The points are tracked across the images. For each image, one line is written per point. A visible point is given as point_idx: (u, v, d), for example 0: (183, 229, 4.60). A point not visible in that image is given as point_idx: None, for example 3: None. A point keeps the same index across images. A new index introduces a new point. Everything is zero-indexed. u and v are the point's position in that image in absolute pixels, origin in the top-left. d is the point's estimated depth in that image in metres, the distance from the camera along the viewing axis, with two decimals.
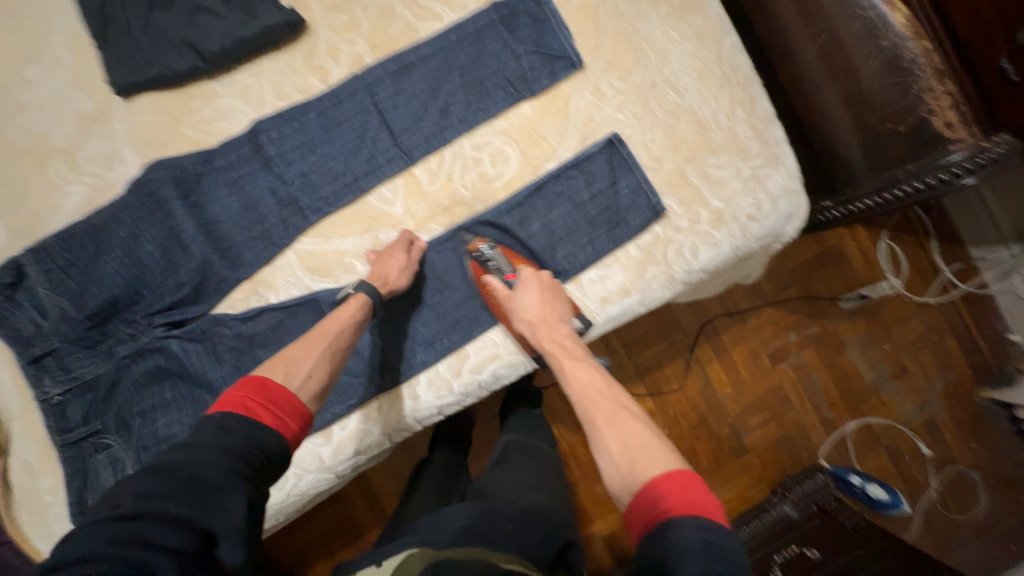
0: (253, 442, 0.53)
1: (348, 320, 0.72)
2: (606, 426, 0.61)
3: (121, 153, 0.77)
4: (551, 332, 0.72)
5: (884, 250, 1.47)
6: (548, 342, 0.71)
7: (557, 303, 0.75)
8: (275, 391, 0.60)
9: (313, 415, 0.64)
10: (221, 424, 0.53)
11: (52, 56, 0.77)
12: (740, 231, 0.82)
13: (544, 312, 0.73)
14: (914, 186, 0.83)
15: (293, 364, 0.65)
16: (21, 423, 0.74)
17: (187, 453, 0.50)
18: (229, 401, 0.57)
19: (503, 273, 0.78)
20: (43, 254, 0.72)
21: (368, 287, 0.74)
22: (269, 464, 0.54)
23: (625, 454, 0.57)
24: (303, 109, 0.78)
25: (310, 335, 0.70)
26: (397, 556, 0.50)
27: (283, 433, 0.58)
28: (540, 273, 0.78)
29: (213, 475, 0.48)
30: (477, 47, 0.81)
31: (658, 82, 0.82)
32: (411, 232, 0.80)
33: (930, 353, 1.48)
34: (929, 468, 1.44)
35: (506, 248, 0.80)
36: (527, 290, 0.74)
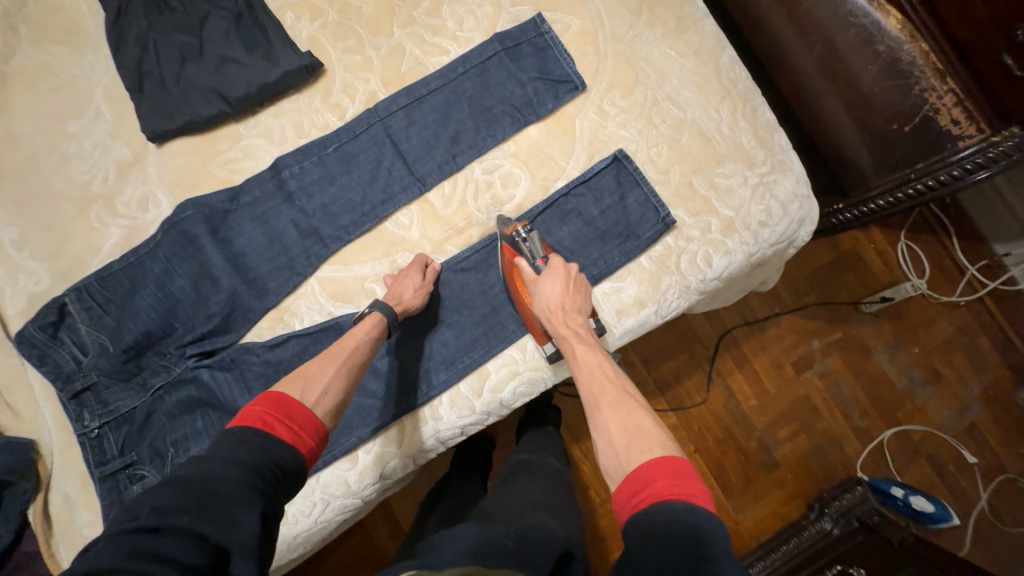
0: (269, 456, 0.55)
1: (364, 338, 0.74)
2: (609, 409, 0.61)
3: (155, 195, 0.82)
4: (568, 320, 0.70)
5: (903, 251, 1.45)
6: (564, 330, 0.69)
7: (579, 296, 0.73)
8: (293, 406, 0.62)
9: (328, 431, 0.66)
10: (238, 438, 0.55)
11: (93, 110, 0.83)
12: (751, 238, 0.83)
13: (564, 301, 0.71)
14: (923, 186, 0.81)
15: (309, 379, 0.67)
16: (61, 457, 0.77)
17: (206, 464, 0.51)
18: (247, 417, 0.59)
19: (533, 257, 0.76)
20: (83, 293, 0.76)
21: (383, 306, 0.76)
22: (282, 479, 0.55)
23: (619, 439, 0.57)
24: (322, 144, 0.83)
25: (326, 352, 0.72)
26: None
27: (299, 448, 0.59)
28: (569, 264, 0.76)
29: (226, 489, 0.49)
30: (484, 77, 0.85)
31: (660, 98, 0.85)
32: (426, 255, 0.83)
33: (963, 354, 1.43)
34: (976, 476, 1.37)
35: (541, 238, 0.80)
36: (551, 276, 0.73)
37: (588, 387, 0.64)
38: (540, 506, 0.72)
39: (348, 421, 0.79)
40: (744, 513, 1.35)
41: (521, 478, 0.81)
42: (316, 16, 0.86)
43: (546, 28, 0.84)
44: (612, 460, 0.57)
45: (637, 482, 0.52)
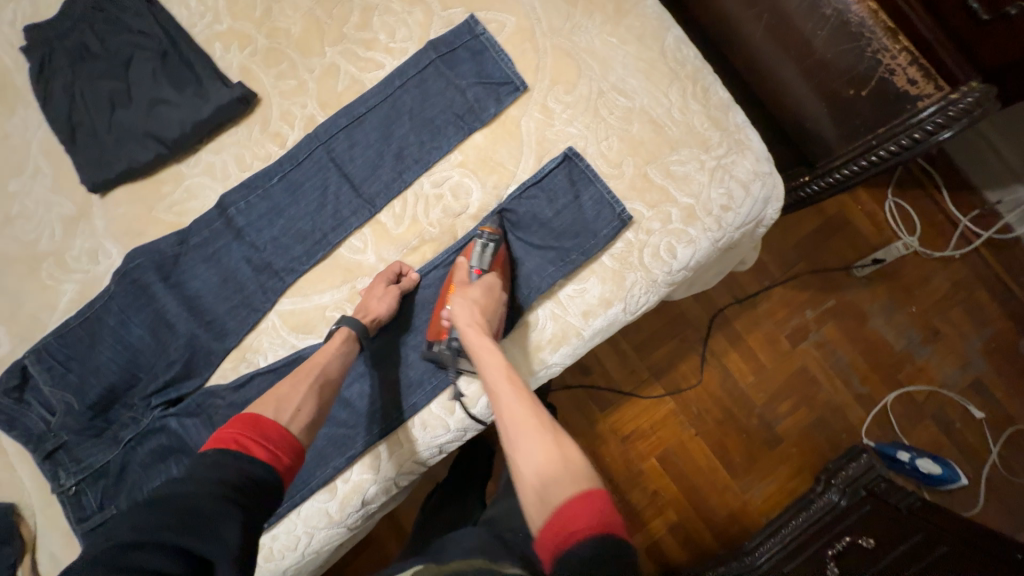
0: (246, 473, 0.57)
1: (334, 353, 0.73)
2: (535, 434, 0.60)
3: (104, 246, 0.81)
4: (483, 339, 0.70)
5: (891, 209, 1.42)
6: (479, 351, 0.69)
7: (496, 316, 0.75)
8: (269, 425, 0.63)
9: (305, 447, 0.67)
10: (213, 461, 0.56)
11: (33, 167, 0.82)
12: (714, 223, 0.80)
13: (482, 315, 0.72)
14: (886, 151, 0.77)
15: (282, 399, 0.67)
16: (44, 516, 0.76)
17: (180, 484, 0.53)
18: (222, 440, 0.61)
19: (474, 264, 0.77)
20: (43, 354, 0.76)
21: (350, 320, 0.75)
22: (263, 492, 0.58)
23: (547, 466, 0.57)
24: (266, 176, 0.81)
25: (297, 370, 0.72)
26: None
27: (274, 465, 0.61)
28: (501, 289, 0.77)
29: (205, 503, 0.51)
30: (422, 88, 0.82)
31: (605, 89, 0.82)
32: (400, 262, 0.81)
33: (962, 310, 1.39)
34: (984, 431, 1.34)
35: (500, 249, 0.80)
36: (480, 292, 0.74)
37: (509, 411, 0.63)
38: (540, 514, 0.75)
39: (322, 453, 0.79)
40: (750, 492, 1.33)
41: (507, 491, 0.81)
42: (245, 45, 0.84)
43: (480, 29, 0.82)
44: (539, 486, 0.55)
45: (564, 520, 0.51)
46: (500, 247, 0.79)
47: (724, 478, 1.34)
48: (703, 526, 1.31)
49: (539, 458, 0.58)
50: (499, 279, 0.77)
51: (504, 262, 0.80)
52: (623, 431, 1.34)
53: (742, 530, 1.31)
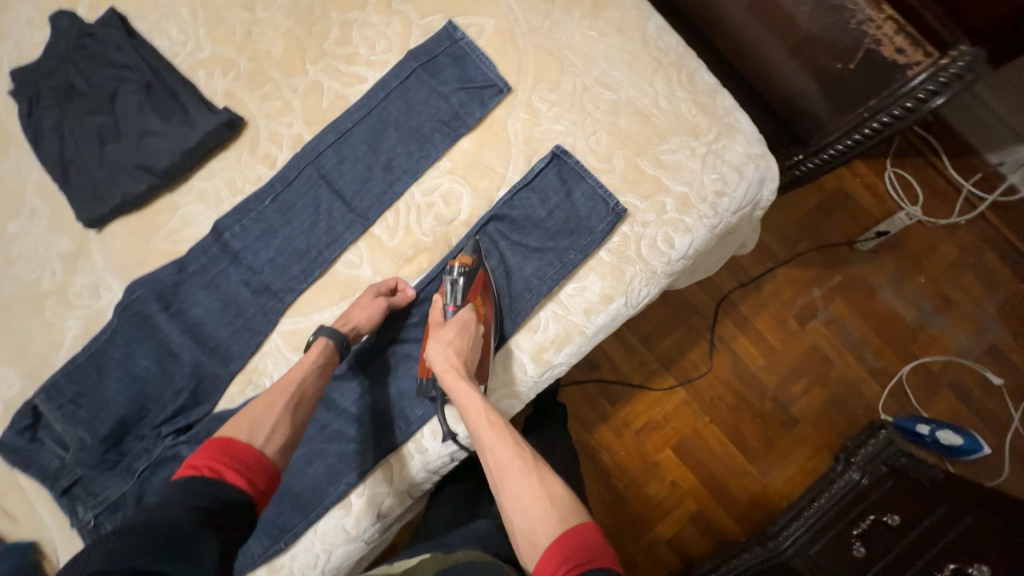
0: (218, 496, 0.58)
1: (312, 367, 0.73)
2: (521, 476, 0.61)
3: (105, 280, 0.82)
4: (461, 381, 0.69)
5: (891, 179, 1.40)
6: (459, 391, 0.69)
7: (475, 350, 0.74)
8: (240, 448, 0.63)
9: (280, 470, 0.67)
10: (185, 488, 0.58)
11: (29, 208, 0.83)
12: (710, 210, 0.79)
13: (458, 356, 0.71)
14: (879, 123, 0.77)
15: (255, 420, 0.67)
16: (65, 551, 0.76)
17: (156, 510, 0.54)
18: (193, 466, 0.61)
19: (449, 300, 0.77)
20: (53, 391, 0.77)
21: (328, 332, 0.75)
22: (233, 516, 0.58)
23: (534, 508, 0.58)
24: (258, 198, 0.81)
25: (274, 387, 0.71)
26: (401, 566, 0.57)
27: (247, 489, 0.61)
28: (478, 322, 0.76)
29: (180, 526, 0.53)
30: (407, 98, 0.82)
31: (589, 84, 0.81)
32: (395, 278, 0.81)
33: (973, 276, 1.37)
34: (1005, 398, 1.32)
35: (478, 278, 0.78)
36: (454, 332, 0.73)
37: (493, 454, 0.64)
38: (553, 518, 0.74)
39: (334, 470, 0.78)
40: (770, 476, 1.32)
41: None
42: (228, 69, 0.84)
43: (459, 34, 0.81)
44: (527, 532, 0.57)
45: (555, 561, 0.53)
46: (475, 276, 0.78)
47: (742, 463, 1.33)
48: (726, 516, 1.30)
49: (525, 501, 0.59)
50: (475, 311, 0.76)
51: (483, 290, 0.78)
52: (636, 424, 1.34)
53: (765, 515, 1.30)
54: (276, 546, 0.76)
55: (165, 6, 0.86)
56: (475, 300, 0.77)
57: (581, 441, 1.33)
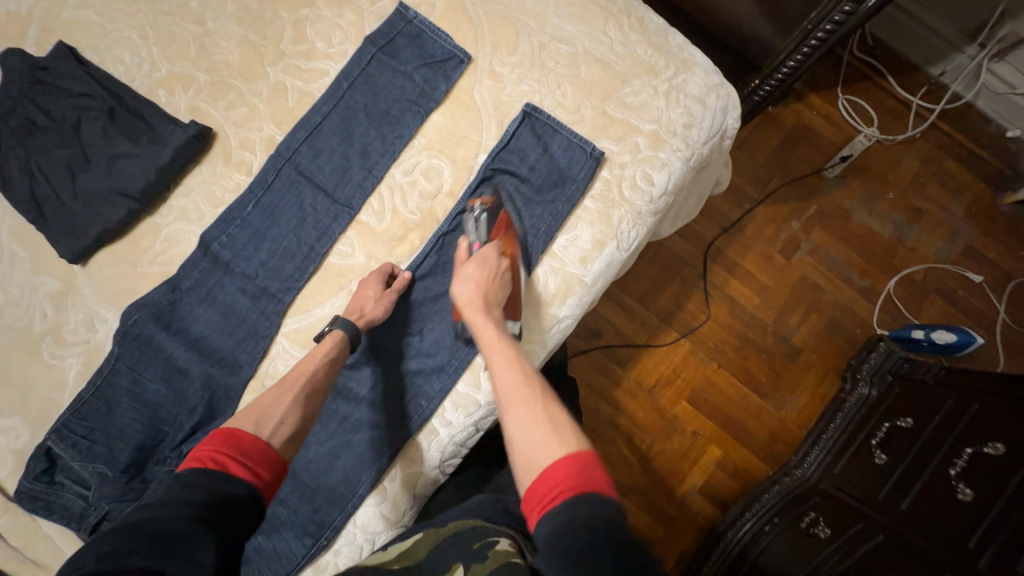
0: (221, 492, 0.55)
1: (322, 358, 0.73)
2: (525, 404, 0.61)
3: (98, 313, 0.80)
4: (483, 309, 0.72)
5: (845, 106, 1.45)
6: (477, 318, 0.71)
7: (497, 284, 0.75)
8: (245, 440, 0.62)
9: (285, 461, 0.66)
10: (186, 481, 0.55)
11: (9, 254, 0.82)
12: (682, 142, 0.82)
13: (480, 289, 0.74)
14: (822, 34, 0.79)
15: (264, 411, 0.67)
16: None
17: (153, 508, 0.51)
18: (196, 458, 0.59)
19: (474, 238, 0.80)
20: (64, 431, 0.75)
21: (343, 322, 0.75)
22: (235, 510, 0.55)
23: (536, 432, 0.58)
24: (240, 206, 0.81)
25: (284, 379, 0.72)
26: (400, 545, 0.61)
27: (253, 482, 0.60)
28: (502, 258, 0.78)
29: (177, 524, 0.49)
30: (371, 84, 0.83)
31: (546, 41, 0.83)
32: (390, 264, 0.81)
33: (936, 182, 1.43)
34: (987, 291, 1.38)
35: (501, 218, 0.81)
36: (479, 264, 0.76)
37: (501, 380, 0.65)
38: None
39: (361, 460, 0.78)
40: (785, 407, 1.35)
41: None
42: (188, 85, 0.84)
43: (411, 14, 0.83)
44: (526, 453, 0.57)
45: (549, 482, 0.53)
46: (497, 216, 0.81)
47: (757, 401, 1.36)
48: (750, 454, 1.33)
49: (530, 417, 0.60)
50: (499, 248, 0.79)
51: (506, 231, 0.81)
52: (649, 383, 1.35)
53: (788, 445, 1.33)
54: (318, 543, 0.76)
55: (114, 33, 0.86)
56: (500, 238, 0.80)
57: (599, 410, 1.35)
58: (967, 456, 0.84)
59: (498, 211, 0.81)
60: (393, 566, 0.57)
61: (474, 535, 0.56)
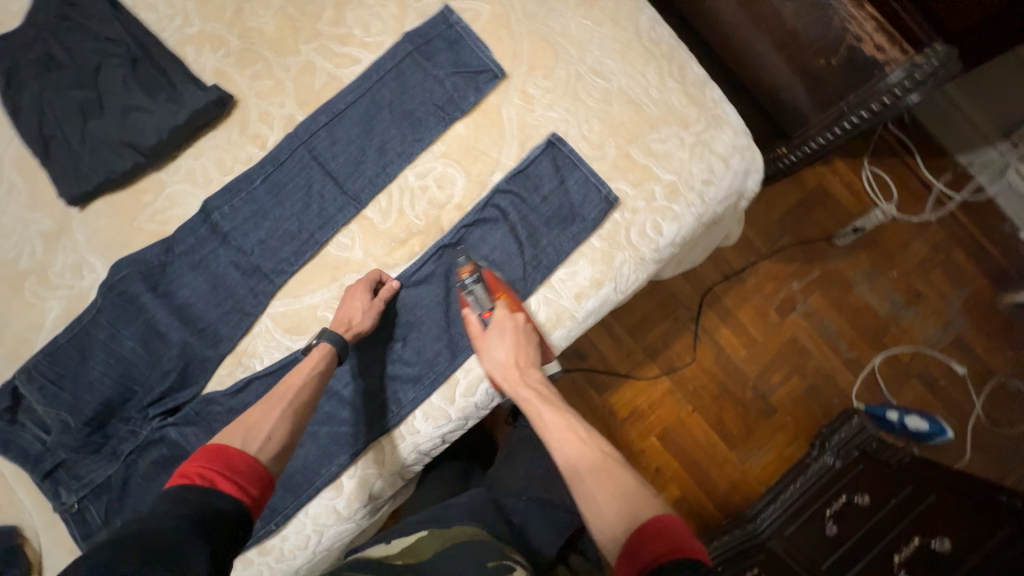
0: (208, 506, 0.55)
1: (310, 373, 0.71)
2: (592, 478, 0.65)
3: (88, 260, 0.80)
4: (522, 379, 0.74)
5: (869, 178, 1.45)
6: (522, 390, 0.74)
7: (524, 345, 0.76)
8: (235, 454, 0.61)
9: (274, 477, 0.65)
10: (175, 497, 0.55)
11: (7, 184, 0.80)
12: (698, 198, 0.81)
13: (512, 357, 0.75)
14: (859, 117, 0.79)
15: (251, 428, 0.66)
16: (48, 537, 0.75)
17: (147, 522, 0.51)
18: (184, 474, 0.58)
19: (480, 309, 0.79)
20: (34, 372, 0.75)
21: (332, 334, 0.73)
22: (225, 526, 0.54)
23: (609, 504, 0.62)
24: (248, 179, 0.80)
25: (272, 394, 0.70)
26: (412, 537, 0.61)
27: (242, 498, 0.59)
28: (515, 314, 0.77)
29: (175, 531, 0.50)
30: (401, 81, 0.82)
31: (583, 72, 0.82)
32: (378, 271, 0.80)
33: (941, 270, 1.43)
34: (968, 385, 1.39)
35: (488, 277, 0.79)
36: (498, 334, 0.76)
37: (567, 459, 0.69)
38: (530, 482, 0.79)
39: (325, 453, 0.78)
40: (750, 461, 1.36)
41: (506, 459, 0.87)
42: (218, 46, 0.83)
43: (454, 18, 0.82)
44: (603, 529, 0.60)
45: (640, 541, 0.56)
46: (485, 280, 0.79)
47: (723, 450, 1.37)
48: (706, 498, 1.34)
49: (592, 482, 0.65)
50: (507, 304, 0.77)
51: (500, 282, 0.79)
52: (621, 413, 1.36)
53: (745, 497, 1.35)
54: (266, 527, 0.76)
55: None
56: (500, 296, 0.78)
57: None
58: (914, 545, 0.89)
59: (483, 272, 0.79)
60: (398, 561, 0.56)
61: (489, 552, 0.58)
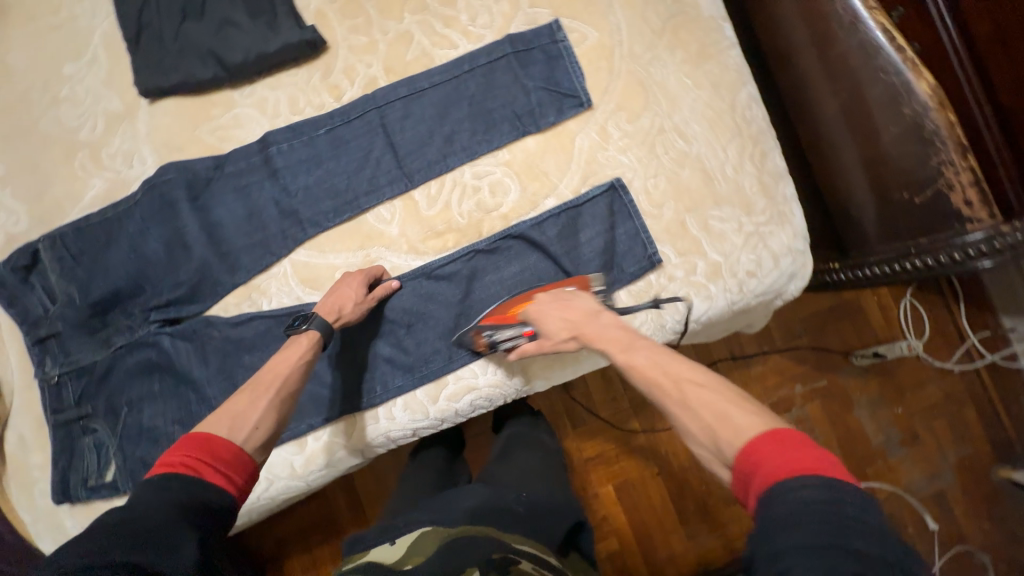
0: (195, 498, 0.52)
1: (296, 363, 0.69)
2: (678, 409, 0.55)
3: (140, 152, 0.81)
4: (594, 321, 0.67)
5: (905, 309, 1.33)
6: (603, 331, 0.66)
7: (573, 297, 0.71)
8: (221, 444, 0.57)
9: (260, 465, 0.61)
10: (159, 487, 0.52)
11: (91, 55, 0.82)
12: (736, 286, 0.79)
13: (573, 317, 0.68)
14: (921, 263, 0.75)
15: (237, 416, 0.62)
16: (22, 397, 0.78)
17: (136, 511, 0.49)
18: (168, 462, 0.55)
19: (521, 337, 0.73)
20: (58, 242, 0.77)
21: (320, 322, 0.72)
22: (215, 518, 0.52)
23: (705, 416, 0.53)
24: (314, 124, 0.80)
25: (255, 382, 0.67)
26: (410, 537, 0.57)
27: (226, 487, 0.55)
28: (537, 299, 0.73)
29: (160, 527, 0.47)
30: (489, 78, 0.82)
31: (667, 128, 0.81)
32: (379, 268, 0.79)
33: (946, 423, 1.32)
34: (934, 542, 1.28)
35: (495, 318, 0.75)
36: (545, 318, 0.70)
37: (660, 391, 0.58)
38: (523, 480, 0.73)
39: (301, 408, 0.79)
40: (696, 540, 1.30)
41: (500, 456, 0.83)
42: None
43: (560, 35, 0.81)
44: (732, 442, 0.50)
45: (750, 459, 0.47)
46: (495, 316, 0.75)
47: (673, 522, 1.30)
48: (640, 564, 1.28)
49: (707, 420, 0.52)
50: (524, 306, 0.74)
51: (504, 308, 0.76)
52: (587, 453, 1.32)
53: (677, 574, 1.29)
54: None
55: None
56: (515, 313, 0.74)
57: None
58: None
59: (487, 320, 0.75)
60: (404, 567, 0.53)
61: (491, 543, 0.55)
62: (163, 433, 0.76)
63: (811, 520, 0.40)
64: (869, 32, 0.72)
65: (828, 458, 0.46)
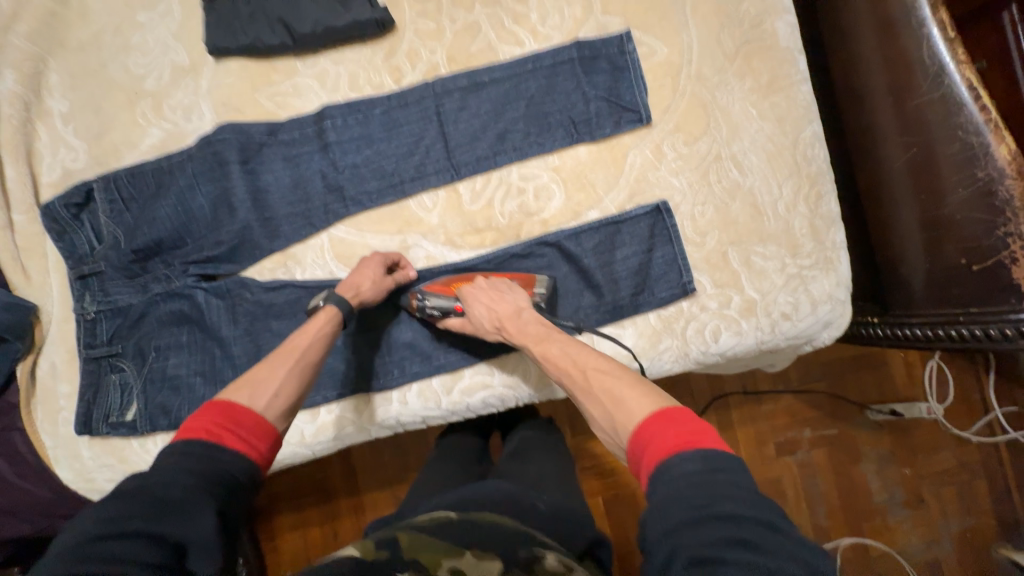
0: (216, 466, 0.52)
1: (316, 334, 0.70)
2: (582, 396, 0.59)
3: (200, 108, 0.82)
4: (514, 321, 0.69)
5: (932, 371, 1.28)
6: (517, 337, 0.68)
7: (508, 291, 0.73)
8: (242, 412, 0.58)
9: (279, 431, 0.61)
10: (180, 453, 0.52)
11: (165, 6, 0.83)
12: (769, 326, 0.77)
13: (497, 308, 0.71)
14: (968, 332, 0.73)
15: (256, 386, 0.62)
16: (57, 328, 0.81)
17: (157, 474, 0.50)
18: (192, 428, 0.55)
19: (448, 309, 0.75)
20: (112, 184, 0.79)
21: (337, 299, 0.73)
22: (236, 487, 0.53)
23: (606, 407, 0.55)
24: (370, 104, 0.81)
25: (278, 352, 0.68)
26: (433, 513, 0.53)
27: (249, 454, 0.56)
28: (476, 282, 0.75)
29: (177, 496, 0.48)
30: (550, 81, 0.80)
31: (723, 156, 0.79)
32: (396, 254, 0.80)
33: (955, 491, 1.27)
34: None
35: (435, 287, 0.77)
36: (475, 300, 0.72)
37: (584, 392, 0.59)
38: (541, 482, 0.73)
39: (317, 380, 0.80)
40: None
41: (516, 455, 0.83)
42: None
43: (629, 47, 0.79)
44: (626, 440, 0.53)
45: (639, 441, 0.50)
46: (435, 287, 0.77)
47: None
48: None
49: (602, 401, 0.56)
50: (465, 284, 0.76)
51: (448, 282, 0.78)
52: None
53: None
54: None
55: None
56: (456, 287, 0.76)
57: None
58: None
59: (426, 287, 0.77)
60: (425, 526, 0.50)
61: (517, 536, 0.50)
62: (185, 383, 0.79)
63: (685, 492, 0.43)
64: (954, 86, 0.69)
65: (704, 429, 0.48)
